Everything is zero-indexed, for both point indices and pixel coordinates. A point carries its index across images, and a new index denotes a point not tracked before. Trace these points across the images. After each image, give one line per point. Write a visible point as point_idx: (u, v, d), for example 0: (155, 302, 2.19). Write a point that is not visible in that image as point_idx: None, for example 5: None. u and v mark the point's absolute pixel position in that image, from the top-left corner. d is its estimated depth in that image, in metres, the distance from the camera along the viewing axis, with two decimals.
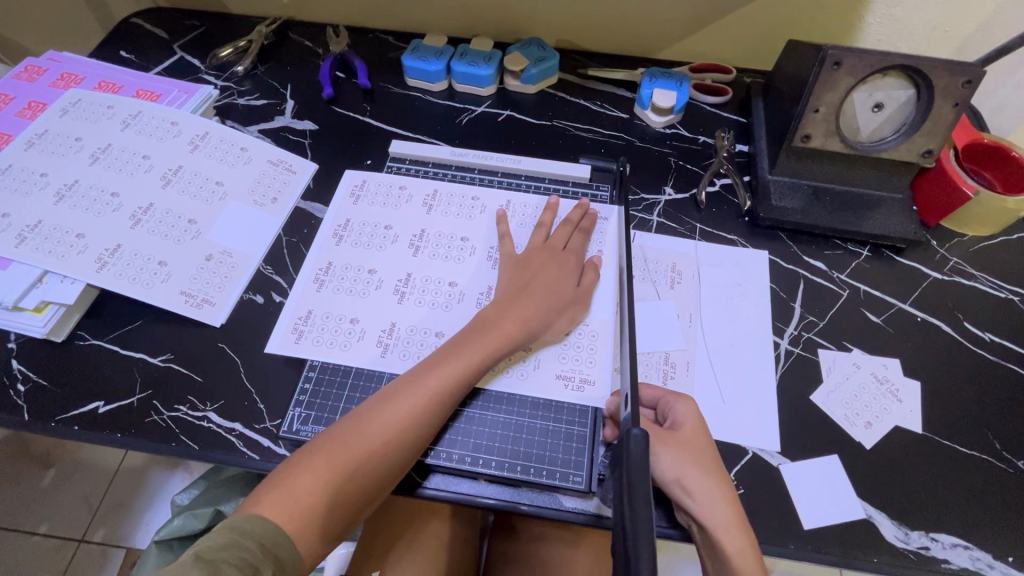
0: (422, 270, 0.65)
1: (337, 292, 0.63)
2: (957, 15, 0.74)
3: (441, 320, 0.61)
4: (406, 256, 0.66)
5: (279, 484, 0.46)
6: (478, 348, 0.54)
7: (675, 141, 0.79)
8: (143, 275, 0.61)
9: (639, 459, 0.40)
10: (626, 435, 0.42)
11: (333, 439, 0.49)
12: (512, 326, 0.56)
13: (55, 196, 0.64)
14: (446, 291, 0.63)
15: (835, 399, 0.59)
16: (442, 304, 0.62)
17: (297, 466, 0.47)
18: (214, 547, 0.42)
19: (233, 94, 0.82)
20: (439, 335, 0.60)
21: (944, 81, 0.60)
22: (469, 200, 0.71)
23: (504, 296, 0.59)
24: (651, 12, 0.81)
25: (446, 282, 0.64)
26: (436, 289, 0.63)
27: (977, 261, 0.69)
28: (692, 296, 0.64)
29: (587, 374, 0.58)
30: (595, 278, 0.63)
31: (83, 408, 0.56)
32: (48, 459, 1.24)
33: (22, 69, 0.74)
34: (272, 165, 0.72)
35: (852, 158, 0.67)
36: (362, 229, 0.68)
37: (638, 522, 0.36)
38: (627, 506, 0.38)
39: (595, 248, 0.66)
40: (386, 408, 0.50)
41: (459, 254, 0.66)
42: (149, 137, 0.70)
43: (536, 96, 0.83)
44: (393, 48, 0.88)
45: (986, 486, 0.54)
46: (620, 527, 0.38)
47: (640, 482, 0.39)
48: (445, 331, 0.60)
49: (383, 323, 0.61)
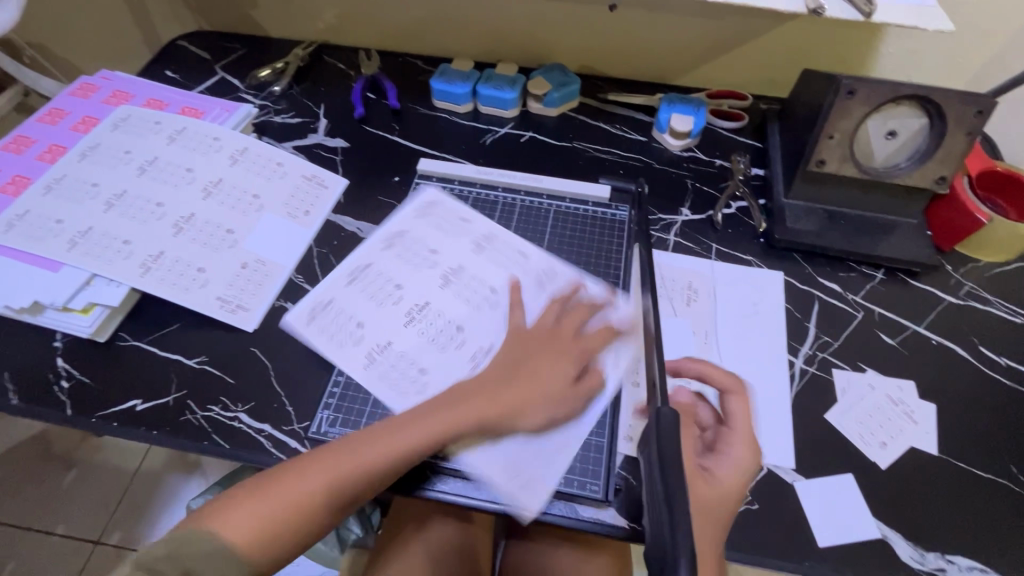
0: (441, 304, 0.65)
1: (363, 292, 0.66)
2: (970, 47, 0.76)
3: (435, 368, 0.60)
4: (423, 290, 0.66)
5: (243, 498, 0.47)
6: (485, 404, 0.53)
7: (692, 163, 0.81)
8: (183, 280, 0.64)
9: (668, 432, 0.40)
10: (654, 413, 0.42)
11: (305, 464, 0.49)
12: (525, 403, 0.54)
13: (105, 204, 0.68)
14: (450, 339, 0.62)
15: (850, 419, 0.59)
16: (445, 355, 0.61)
17: (263, 485, 0.47)
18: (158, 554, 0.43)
19: (270, 113, 0.87)
20: (424, 370, 0.60)
21: (955, 111, 0.62)
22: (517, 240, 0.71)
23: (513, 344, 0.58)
24: (670, 41, 0.85)
25: (454, 333, 0.62)
26: (444, 332, 0.62)
27: (992, 286, 0.70)
28: (705, 321, 0.65)
29: (545, 471, 0.54)
30: (596, 383, 0.58)
31: (122, 405, 0.59)
32: (70, 460, 1.27)
33: (78, 86, 0.79)
34: (305, 180, 0.76)
35: (868, 184, 0.69)
36: (411, 247, 0.70)
37: (674, 496, 0.36)
38: (659, 480, 0.38)
39: (610, 343, 0.60)
40: (370, 441, 0.50)
41: (476, 307, 0.64)
42: (192, 152, 0.74)
43: (558, 119, 0.86)
44: (421, 71, 0.93)
45: (1002, 510, 0.54)
46: (654, 501, 0.38)
47: (669, 455, 0.39)
48: (430, 370, 0.60)
49: (384, 343, 0.62)
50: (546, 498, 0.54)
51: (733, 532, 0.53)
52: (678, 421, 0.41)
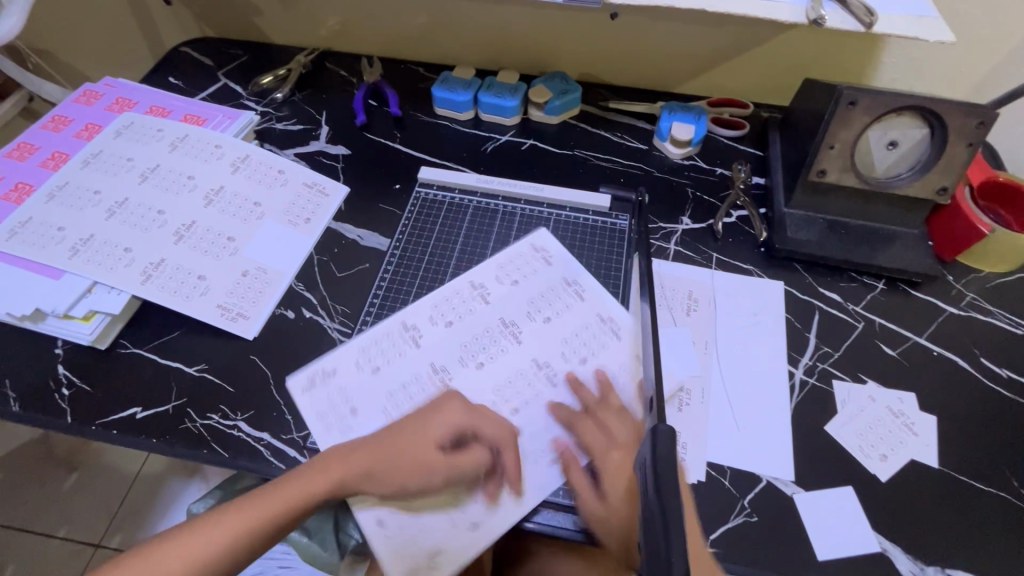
0: (504, 352, 0.62)
1: (522, 270, 0.69)
2: (972, 56, 0.76)
3: (378, 414, 0.58)
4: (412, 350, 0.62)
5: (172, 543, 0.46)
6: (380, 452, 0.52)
7: (693, 172, 0.81)
8: (183, 288, 0.65)
9: (665, 453, 0.40)
10: (652, 431, 0.42)
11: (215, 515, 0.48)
12: (402, 453, 0.52)
13: (107, 212, 0.68)
14: (406, 399, 0.59)
15: (850, 431, 0.59)
16: (391, 411, 0.58)
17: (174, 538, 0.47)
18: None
19: (272, 119, 0.87)
20: (356, 413, 0.58)
21: (957, 122, 0.61)
22: (598, 322, 0.64)
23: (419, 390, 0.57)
24: (671, 49, 0.85)
25: (426, 390, 0.59)
26: (415, 391, 0.59)
27: (994, 297, 0.69)
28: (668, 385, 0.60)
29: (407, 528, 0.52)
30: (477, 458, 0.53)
31: (122, 412, 0.59)
32: (71, 463, 1.28)
33: (82, 93, 0.80)
34: (306, 188, 0.76)
35: (869, 194, 0.69)
36: (550, 302, 0.66)
37: (668, 510, 0.36)
38: (655, 496, 0.38)
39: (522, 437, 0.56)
40: (299, 473, 0.51)
41: (454, 371, 0.61)
42: (193, 159, 0.74)
43: (558, 127, 0.86)
44: (423, 78, 0.93)
45: (1003, 524, 0.54)
46: (648, 515, 0.38)
47: (666, 474, 0.39)
48: (364, 416, 0.58)
49: (347, 386, 0.60)
50: (542, 509, 0.54)
51: (731, 544, 0.52)
52: (676, 438, 0.41)
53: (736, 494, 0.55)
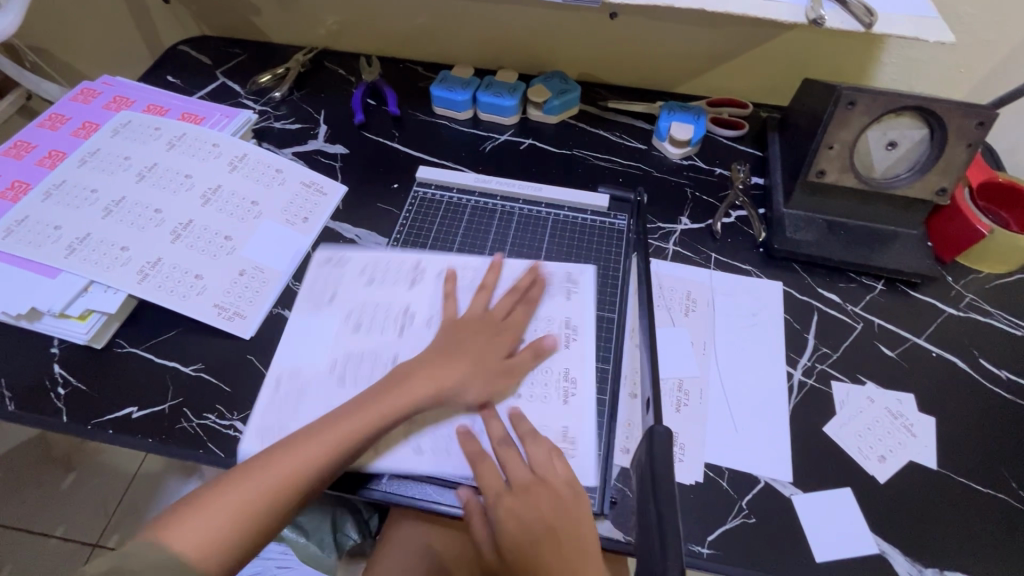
0: None
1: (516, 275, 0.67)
2: (971, 57, 0.76)
3: (327, 380, 0.59)
4: (403, 287, 0.66)
5: (204, 506, 0.46)
6: (417, 386, 0.54)
7: (691, 172, 0.81)
8: (180, 287, 0.64)
9: (662, 457, 0.40)
10: (649, 432, 0.42)
11: (269, 459, 0.49)
12: (435, 388, 0.55)
13: (103, 211, 0.68)
14: (373, 317, 0.64)
15: (849, 432, 0.59)
16: (343, 375, 0.59)
17: (223, 494, 0.46)
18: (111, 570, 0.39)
19: (270, 119, 0.87)
20: (333, 300, 0.65)
21: (957, 123, 0.61)
22: (559, 377, 0.59)
23: (474, 329, 0.59)
24: (670, 49, 0.85)
25: (381, 365, 0.60)
26: (370, 363, 0.60)
27: (993, 298, 0.69)
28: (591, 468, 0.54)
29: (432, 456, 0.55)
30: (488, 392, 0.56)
31: (117, 412, 0.59)
32: (69, 462, 1.27)
33: (79, 91, 0.80)
34: (304, 187, 0.76)
35: (868, 195, 0.68)
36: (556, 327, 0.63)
37: (664, 512, 0.36)
38: (652, 502, 0.38)
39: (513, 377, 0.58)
40: (347, 412, 0.52)
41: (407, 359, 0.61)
42: (191, 158, 0.74)
43: (557, 127, 0.86)
44: (422, 78, 0.93)
45: (1001, 525, 0.54)
46: (645, 518, 0.37)
47: (663, 479, 0.38)
48: (338, 304, 0.65)
49: (346, 277, 0.67)
50: None
51: (730, 546, 0.52)
52: (672, 440, 0.40)
53: (735, 495, 0.55)
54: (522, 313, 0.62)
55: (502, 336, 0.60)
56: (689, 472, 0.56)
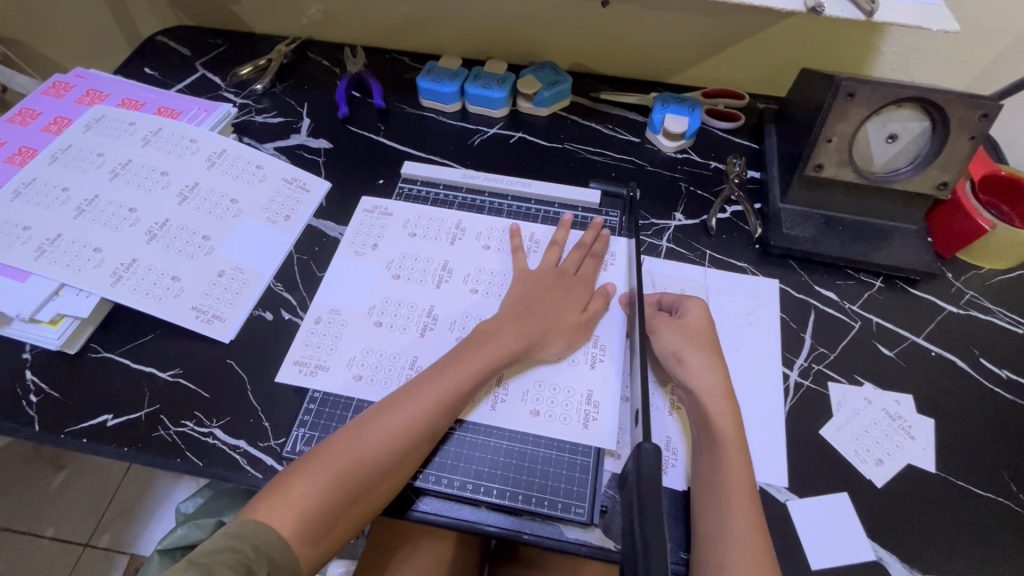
0: (475, 309, 0.64)
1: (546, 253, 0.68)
2: (974, 46, 0.74)
3: (364, 323, 0.63)
4: (443, 244, 0.69)
5: (297, 483, 0.47)
6: (502, 344, 0.56)
7: (687, 166, 0.79)
8: (156, 289, 0.62)
9: (649, 472, 0.38)
10: (636, 448, 0.40)
11: (357, 430, 0.50)
12: (497, 352, 0.56)
13: (75, 210, 0.65)
14: (416, 266, 0.68)
15: (846, 434, 0.57)
16: (381, 320, 0.63)
17: (314, 466, 0.48)
18: (207, 551, 0.43)
19: (251, 112, 0.84)
20: (376, 247, 0.69)
21: (960, 115, 0.59)
22: (588, 344, 0.61)
23: (549, 284, 0.62)
24: (665, 39, 0.82)
25: (414, 322, 0.63)
26: (407, 315, 0.63)
27: (994, 295, 0.68)
28: (610, 434, 0.55)
29: (528, 414, 0.56)
30: (560, 350, 0.59)
31: (92, 420, 0.57)
32: (58, 462, 1.25)
33: (50, 84, 0.76)
34: (286, 183, 0.73)
35: (867, 189, 0.66)
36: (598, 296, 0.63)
37: (649, 539, 0.34)
38: (637, 518, 0.36)
39: (553, 337, 0.59)
40: (429, 380, 0.54)
41: (439, 325, 0.63)
42: (168, 154, 0.71)
43: (549, 119, 0.83)
44: (409, 69, 0.90)
45: (1001, 530, 0.53)
46: (630, 542, 0.36)
47: (649, 495, 0.37)
48: (382, 252, 0.69)
49: (389, 227, 0.71)
50: (531, 520, 0.52)
51: None
52: (661, 458, 0.38)
53: None
54: (591, 266, 0.65)
55: (575, 294, 0.62)
56: (678, 478, 0.54)
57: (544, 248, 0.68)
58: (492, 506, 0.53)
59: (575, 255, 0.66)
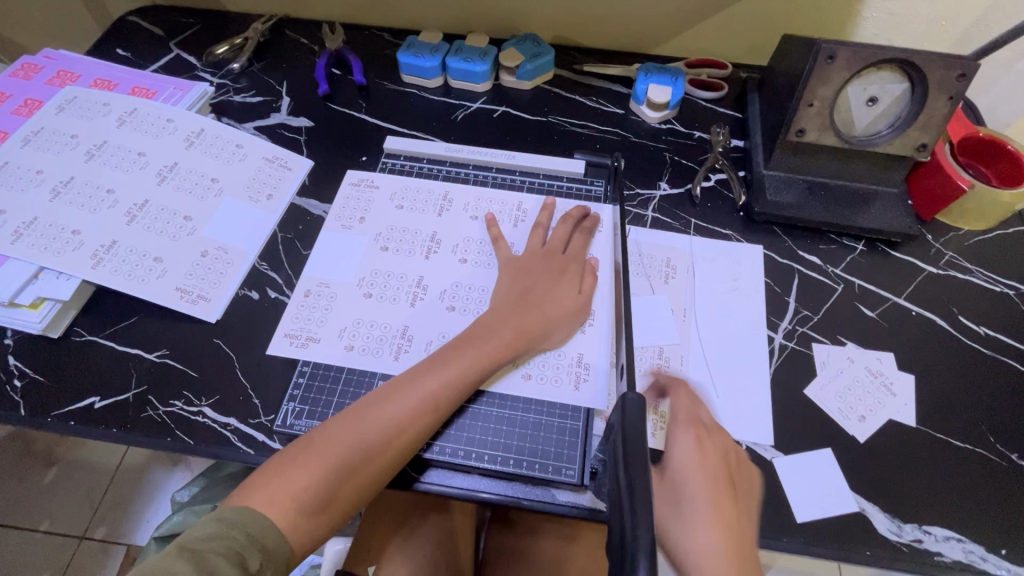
0: (464, 279, 0.64)
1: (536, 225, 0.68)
2: (953, 8, 0.74)
3: (354, 294, 0.63)
4: (430, 215, 0.69)
5: (293, 469, 0.47)
6: (502, 324, 0.56)
7: (671, 136, 0.79)
8: (138, 271, 0.61)
9: (632, 418, 0.39)
10: (620, 397, 0.41)
11: (352, 417, 0.50)
12: (498, 336, 0.55)
13: (51, 192, 0.64)
14: (403, 237, 0.67)
15: (829, 393, 0.59)
16: (370, 292, 0.63)
17: (311, 453, 0.48)
18: (200, 536, 0.43)
19: (229, 92, 0.82)
20: (363, 220, 0.69)
21: (938, 75, 0.59)
22: None
23: (540, 264, 0.62)
24: (647, 9, 0.82)
25: (403, 294, 0.63)
26: (396, 286, 0.63)
27: (972, 255, 0.69)
28: (601, 395, 0.56)
29: (517, 382, 0.57)
30: (561, 338, 0.58)
31: (79, 403, 0.56)
32: (49, 457, 1.24)
33: (19, 66, 0.74)
34: (267, 162, 0.72)
35: (849, 152, 0.67)
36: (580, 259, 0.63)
37: (636, 481, 0.35)
38: (623, 468, 0.37)
39: (551, 312, 0.58)
40: (432, 369, 0.53)
41: (428, 296, 0.63)
42: (144, 134, 0.70)
43: (532, 92, 0.83)
44: (389, 45, 0.88)
45: (980, 479, 0.54)
46: (616, 489, 0.37)
47: (634, 440, 0.38)
48: (368, 225, 0.68)
49: (375, 200, 0.70)
50: (525, 485, 0.53)
51: None
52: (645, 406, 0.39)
53: None
54: (579, 244, 0.65)
55: (568, 270, 0.62)
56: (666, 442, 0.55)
57: (529, 223, 0.68)
58: (485, 473, 0.53)
59: (560, 234, 0.65)
